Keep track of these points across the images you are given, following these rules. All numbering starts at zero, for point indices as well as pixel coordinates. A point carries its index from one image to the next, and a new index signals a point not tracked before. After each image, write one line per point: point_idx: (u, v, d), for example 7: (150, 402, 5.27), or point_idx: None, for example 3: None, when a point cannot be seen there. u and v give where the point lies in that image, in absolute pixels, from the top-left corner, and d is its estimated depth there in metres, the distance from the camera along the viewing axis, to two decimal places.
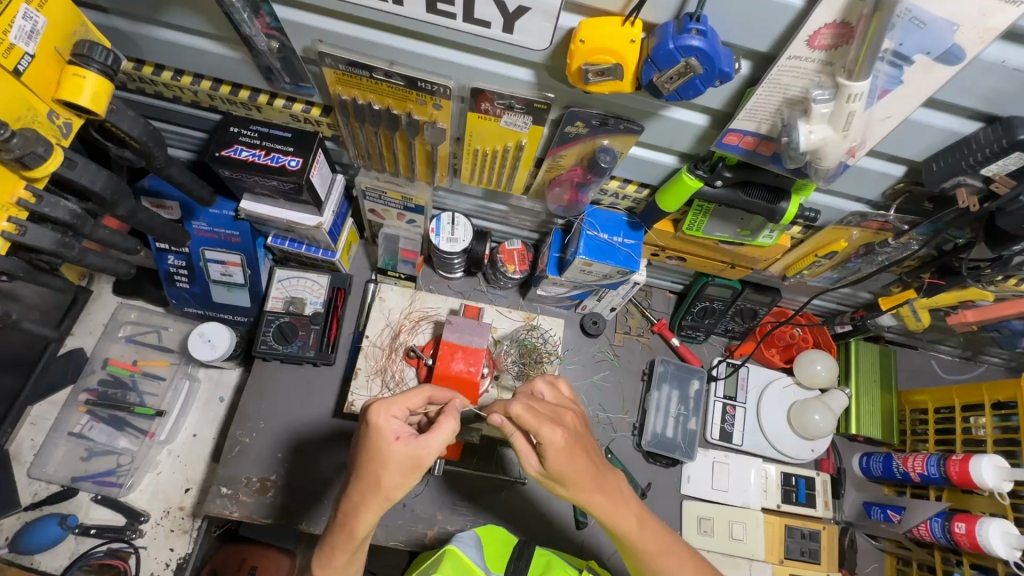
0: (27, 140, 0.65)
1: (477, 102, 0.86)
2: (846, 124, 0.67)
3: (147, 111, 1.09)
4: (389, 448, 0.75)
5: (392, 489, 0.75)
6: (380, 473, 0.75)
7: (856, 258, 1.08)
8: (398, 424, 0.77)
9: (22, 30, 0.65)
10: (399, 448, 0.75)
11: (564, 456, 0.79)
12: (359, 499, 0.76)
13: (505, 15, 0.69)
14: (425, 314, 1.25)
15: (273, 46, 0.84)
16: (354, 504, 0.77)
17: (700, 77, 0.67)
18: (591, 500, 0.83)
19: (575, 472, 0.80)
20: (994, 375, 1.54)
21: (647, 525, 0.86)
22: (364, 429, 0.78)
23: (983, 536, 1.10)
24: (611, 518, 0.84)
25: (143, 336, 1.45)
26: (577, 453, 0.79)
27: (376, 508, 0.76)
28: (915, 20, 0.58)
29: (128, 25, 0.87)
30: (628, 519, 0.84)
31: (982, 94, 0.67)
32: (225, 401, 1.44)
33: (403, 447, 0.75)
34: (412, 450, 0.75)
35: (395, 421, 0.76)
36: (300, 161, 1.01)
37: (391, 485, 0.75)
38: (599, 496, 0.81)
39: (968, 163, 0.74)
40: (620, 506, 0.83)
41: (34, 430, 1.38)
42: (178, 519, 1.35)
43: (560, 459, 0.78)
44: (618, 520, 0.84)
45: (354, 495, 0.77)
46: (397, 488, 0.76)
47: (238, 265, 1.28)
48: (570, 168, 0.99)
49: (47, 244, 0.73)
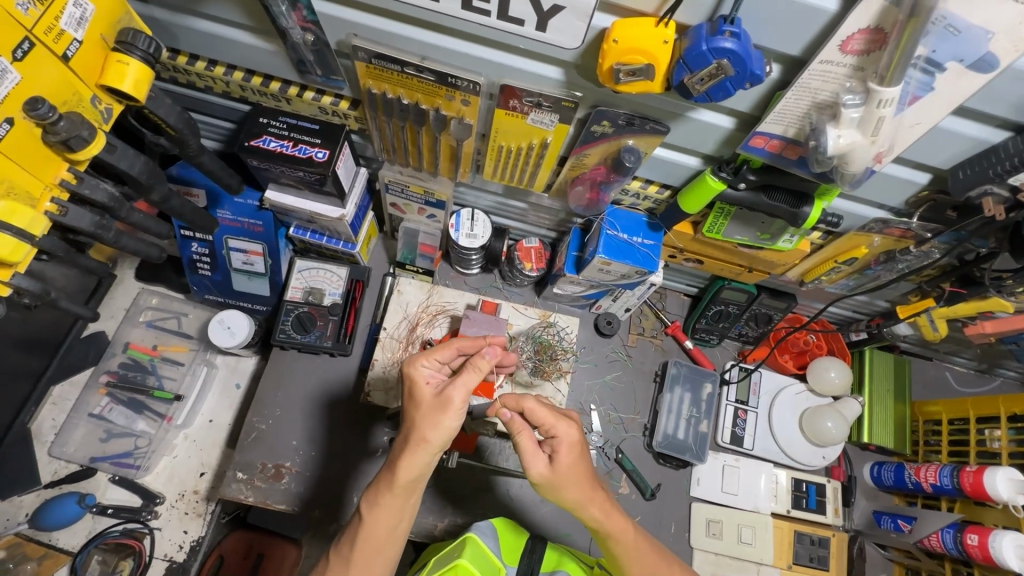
0: (73, 123, 0.67)
1: (506, 99, 0.87)
2: (876, 129, 0.68)
3: (184, 102, 1.11)
4: (420, 392, 0.85)
5: (425, 431, 0.82)
6: (415, 414, 0.84)
7: (875, 265, 1.07)
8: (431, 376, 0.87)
9: (73, 17, 0.67)
10: (427, 390, 0.85)
11: (573, 454, 0.87)
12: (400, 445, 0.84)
13: (539, 13, 0.70)
14: (442, 309, 1.27)
15: (308, 39, 0.86)
16: (395, 450, 0.84)
17: (731, 79, 0.68)
18: (589, 514, 0.89)
19: (580, 475, 0.87)
20: (1009, 390, 1.53)
21: (641, 544, 0.93)
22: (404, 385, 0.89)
23: (996, 548, 1.09)
24: (604, 531, 0.90)
25: (163, 321, 1.47)
26: (582, 458, 0.88)
27: (416, 452, 0.82)
28: (949, 27, 0.58)
29: (167, 15, 0.89)
30: (621, 530, 0.91)
31: (1012, 104, 0.67)
32: (241, 388, 1.46)
33: (431, 390, 0.85)
34: (436, 392, 0.84)
35: (424, 369, 0.86)
36: (327, 153, 1.03)
37: (423, 426, 0.82)
38: (599, 510, 0.88)
39: (995, 172, 0.74)
40: (615, 520, 0.90)
41: (55, 410, 1.40)
42: (192, 503, 1.38)
43: (570, 456, 0.87)
44: (610, 533, 0.90)
45: (397, 442, 0.85)
46: (430, 430, 0.82)
47: (259, 254, 1.30)
48: (593, 167, 1.00)
49: (86, 225, 0.76)
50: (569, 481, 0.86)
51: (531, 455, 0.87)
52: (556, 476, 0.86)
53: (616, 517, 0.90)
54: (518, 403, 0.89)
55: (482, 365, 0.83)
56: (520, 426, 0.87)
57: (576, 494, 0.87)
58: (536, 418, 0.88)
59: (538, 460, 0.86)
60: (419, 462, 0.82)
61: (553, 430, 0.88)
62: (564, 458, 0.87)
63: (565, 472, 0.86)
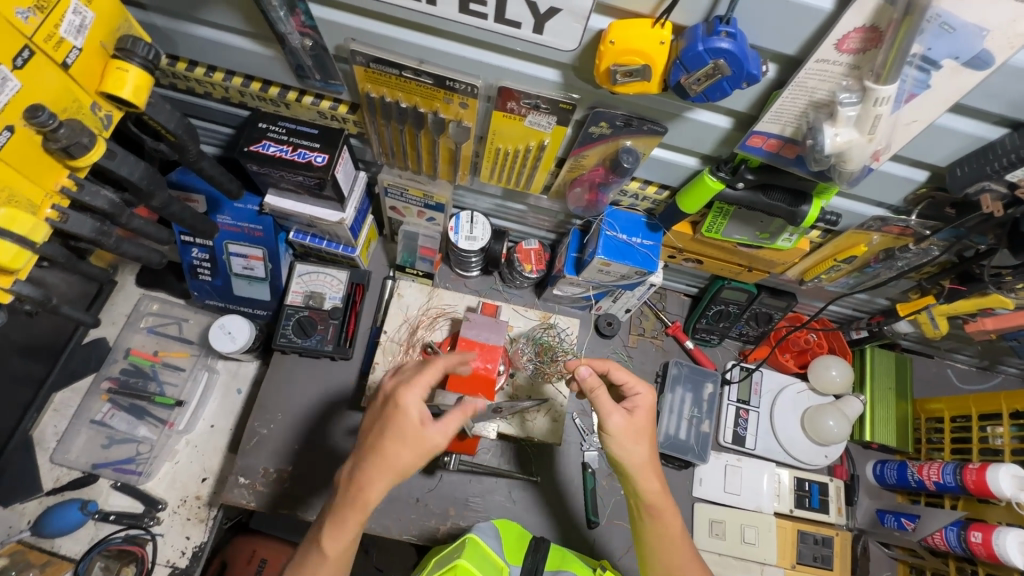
0: (73, 130, 0.68)
1: (504, 101, 0.87)
2: (872, 128, 0.68)
3: (186, 109, 1.12)
4: (410, 428, 0.87)
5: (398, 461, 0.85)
6: (401, 446, 0.86)
7: (875, 263, 1.07)
8: (421, 406, 0.89)
9: (73, 25, 0.67)
10: (417, 423, 0.87)
11: (649, 416, 0.95)
12: (373, 470, 0.86)
13: (536, 16, 0.70)
14: (442, 311, 1.27)
15: (306, 44, 0.86)
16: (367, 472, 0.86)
17: (727, 79, 0.68)
18: (645, 486, 0.92)
19: (647, 437, 0.94)
20: (1011, 386, 1.53)
21: (684, 542, 0.94)
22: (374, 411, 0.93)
23: (1000, 546, 1.09)
24: (654, 507, 0.93)
25: (164, 327, 1.47)
26: (651, 425, 0.96)
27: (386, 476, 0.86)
28: (944, 25, 0.59)
29: (166, 22, 0.90)
30: (671, 509, 0.94)
31: (1010, 100, 0.67)
32: (242, 394, 1.46)
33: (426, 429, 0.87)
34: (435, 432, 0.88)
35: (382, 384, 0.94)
36: (326, 157, 1.03)
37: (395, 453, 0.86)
38: (656, 478, 0.93)
39: (992, 169, 0.74)
40: (666, 501, 0.93)
41: (57, 416, 1.40)
42: (194, 508, 1.37)
43: (647, 416, 0.95)
44: (660, 511, 0.93)
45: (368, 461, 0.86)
46: (407, 464, 0.86)
47: (260, 259, 1.30)
48: (591, 168, 1.01)
49: (86, 232, 0.76)
50: (642, 434, 0.93)
51: (609, 410, 0.92)
52: (629, 429, 0.92)
53: (668, 499, 0.94)
54: (604, 364, 0.98)
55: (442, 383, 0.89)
56: (595, 385, 0.93)
57: (643, 454, 0.93)
58: (621, 378, 0.97)
59: (619, 414, 0.92)
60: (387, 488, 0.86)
61: (632, 392, 0.96)
62: (641, 416, 0.94)
63: (642, 426, 0.93)
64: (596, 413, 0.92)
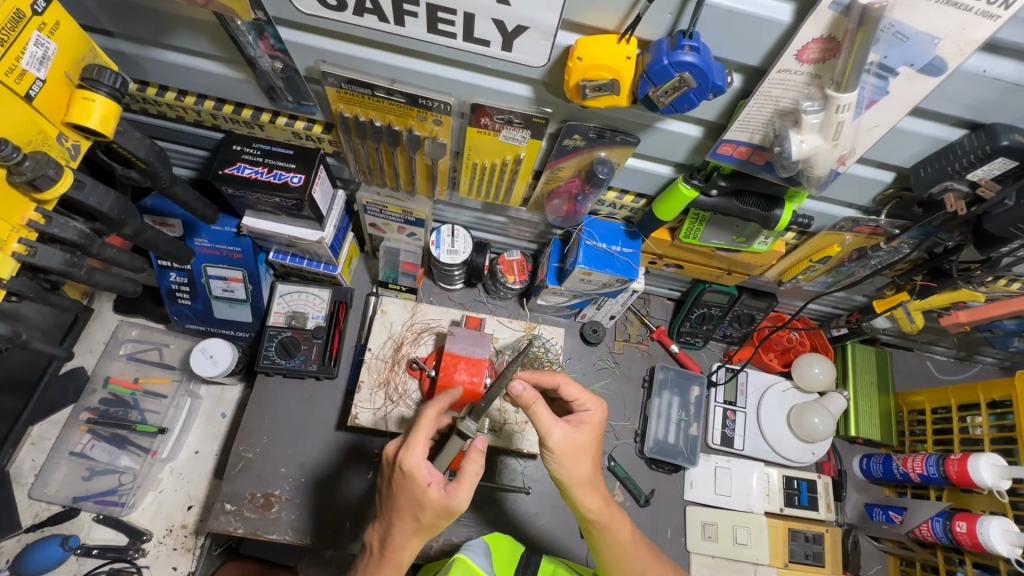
0: (38, 162, 0.67)
1: (477, 118, 0.88)
2: (836, 133, 0.69)
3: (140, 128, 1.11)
4: (425, 495, 0.84)
5: (428, 524, 0.86)
6: (418, 511, 0.86)
7: (849, 262, 1.10)
8: (427, 467, 0.85)
9: (35, 57, 0.66)
10: (432, 493, 0.84)
11: (594, 433, 0.93)
12: (401, 533, 0.88)
13: (504, 34, 0.71)
14: (426, 326, 1.26)
15: (276, 67, 0.87)
16: (396, 537, 0.88)
17: (694, 91, 0.69)
18: (586, 502, 0.93)
19: (587, 457, 0.92)
20: (989, 375, 1.57)
21: (636, 544, 0.99)
22: (399, 476, 0.86)
23: (984, 534, 1.10)
24: (597, 518, 0.95)
25: (144, 353, 1.44)
26: (596, 442, 0.94)
27: (416, 537, 0.88)
28: (898, 34, 0.61)
29: (134, 48, 0.90)
30: (614, 516, 0.96)
31: (967, 103, 0.69)
32: (226, 418, 1.43)
33: (435, 492, 0.84)
34: (444, 498, 0.84)
35: (426, 467, 0.85)
36: (302, 178, 1.02)
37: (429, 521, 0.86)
38: (599, 495, 0.94)
39: (954, 169, 0.76)
40: (608, 511, 0.95)
41: (35, 450, 1.37)
42: (181, 537, 1.35)
43: (591, 433, 0.93)
44: (606, 522, 0.95)
45: (396, 525, 0.88)
46: (434, 524, 0.87)
47: (239, 280, 1.28)
48: (568, 179, 1.01)
49: (56, 264, 0.75)
50: (580, 453, 0.91)
51: (549, 425, 0.89)
52: (570, 447, 0.90)
53: (607, 508, 0.95)
54: (553, 380, 0.96)
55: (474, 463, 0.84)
56: (534, 398, 0.87)
57: (583, 472, 0.91)
58: (570, 395, 0.95)
59: (559, 429, 0.88)
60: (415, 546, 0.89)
61: (580, 409, 0.95)
62: (585, 433, 0.92)
63: (582, 445, 0.91)
64: (536, 428, 0.89)
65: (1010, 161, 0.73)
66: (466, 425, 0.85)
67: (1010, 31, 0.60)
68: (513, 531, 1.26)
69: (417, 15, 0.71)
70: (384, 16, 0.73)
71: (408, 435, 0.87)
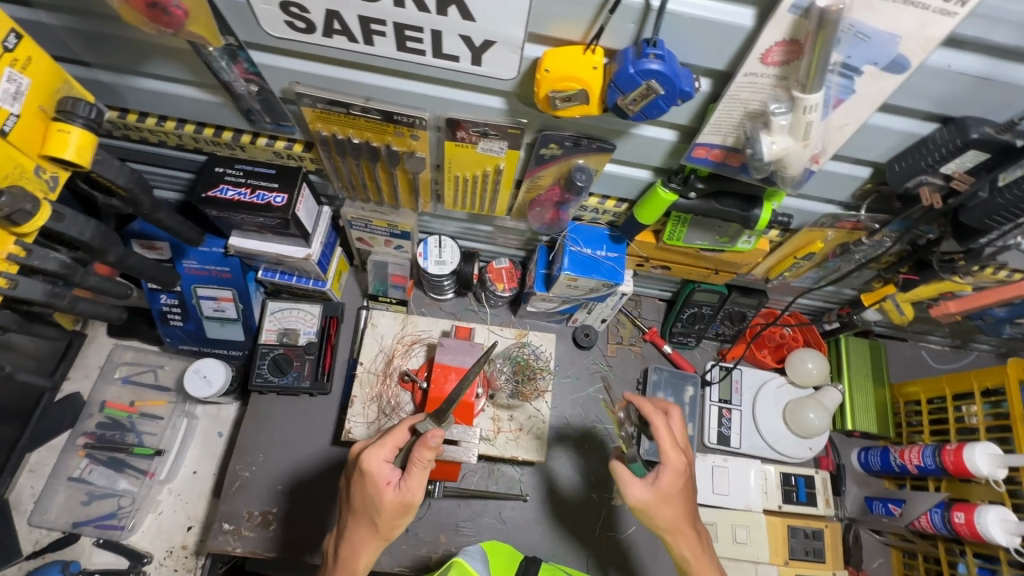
0: (15, 198, 0.68)
1: (454, 131, 0.88)
2: (806, 134, 0.70)
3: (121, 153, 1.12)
4: (382, 495, 0.89)
5: (382, 524, 0.90)
6: (374, 512, 0.90)
7: (834, 257, 1.10)
8: (386, 466, 0.90)
9: (7, 93, 0.67)
10: (389, 492, 0.89)
11: (676, 480, 0.92)
12: (358, 534, 0.92)
13: (472, 49, 0.72)
14: (417, 338, 1.27)
15: (252, 90, 0.88)
16: (352, 541, 0.92)
17: (662, 97, 0.69)
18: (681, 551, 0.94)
19: (680, 503, 0.93)
20: (985, 363, 1.57)
21: None
22: (359, 476, 0.91)
23: (983, 524, 1.10)
24: (668, 537, 0.94)
25: (139, 375, 1.45)
26: (684, 483, 0.94)
27: (372, 538, 0.91)
28: (858, 34, 0.61)
29: (111, 77, 0.90)
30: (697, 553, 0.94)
31: (935, 98, 0.70)
32: (223, 436, 1.44)
33: (392, 492, 0.89)
34: (399, 495, 0.89)
35: (386, 467, 0.90)
36: (285, 197, 1.03)
37: (386, 523, 0.90)
38: (687, 544, 0.94)
39: (927, 163, 0.77)
40: (684, 535, 0.94)
41: (33, 477, 1.37)
42: (182, 558, 1.35)
43: (673, 482, 0.92)
44: (676, 543, 0.94)
45: (353, 528, 0.92)
46: (391, 527, 0.91)
47: (230, 300, 1.29)
48: (548, 188, 1.02)
49: (38, 296, 0.76)
50: (673, 502, 0.93)
51: (631, 481, 0.93)
52: (655, 500, 0.92)
53: (697, 542, 0.95)
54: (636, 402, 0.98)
55: (427, 458, 0.87)
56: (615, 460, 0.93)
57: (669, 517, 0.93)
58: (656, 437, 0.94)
59: (639, 487, 0.92)
60: (369, 552, 0.92)
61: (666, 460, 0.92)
62: (666, 485, 0.92)
63: (666, 495, 0.92)
64: (617, 483, 0.94)
65: (981, 153, 0.74)
66: (423, 425, 0.92)
67: (970, 27, 0.60)
68: (513, 540, 1.26)
69: (385, 34, 0.72)
70: (353, 37, 0.73)
71: (377, 438, 0.93)
